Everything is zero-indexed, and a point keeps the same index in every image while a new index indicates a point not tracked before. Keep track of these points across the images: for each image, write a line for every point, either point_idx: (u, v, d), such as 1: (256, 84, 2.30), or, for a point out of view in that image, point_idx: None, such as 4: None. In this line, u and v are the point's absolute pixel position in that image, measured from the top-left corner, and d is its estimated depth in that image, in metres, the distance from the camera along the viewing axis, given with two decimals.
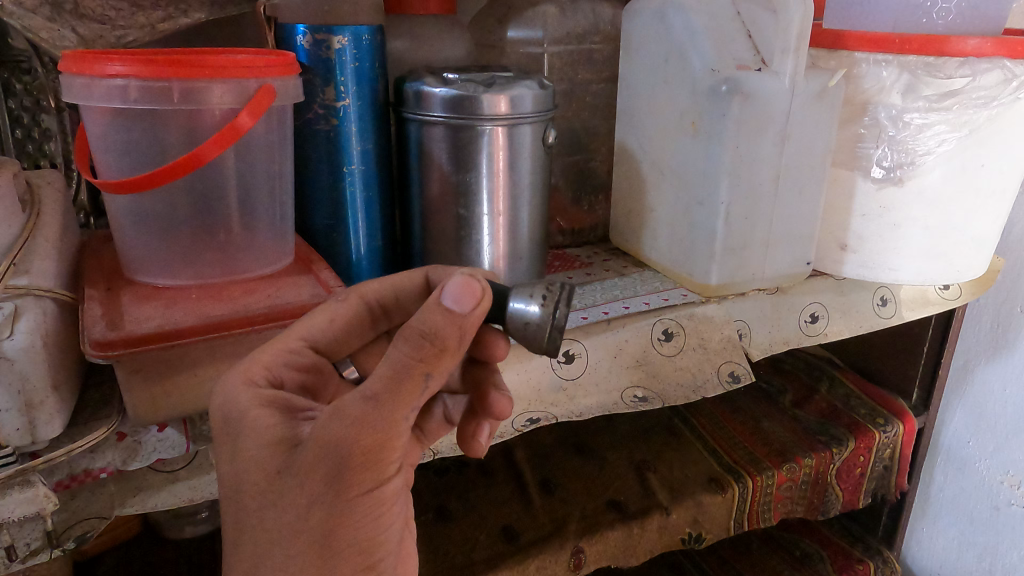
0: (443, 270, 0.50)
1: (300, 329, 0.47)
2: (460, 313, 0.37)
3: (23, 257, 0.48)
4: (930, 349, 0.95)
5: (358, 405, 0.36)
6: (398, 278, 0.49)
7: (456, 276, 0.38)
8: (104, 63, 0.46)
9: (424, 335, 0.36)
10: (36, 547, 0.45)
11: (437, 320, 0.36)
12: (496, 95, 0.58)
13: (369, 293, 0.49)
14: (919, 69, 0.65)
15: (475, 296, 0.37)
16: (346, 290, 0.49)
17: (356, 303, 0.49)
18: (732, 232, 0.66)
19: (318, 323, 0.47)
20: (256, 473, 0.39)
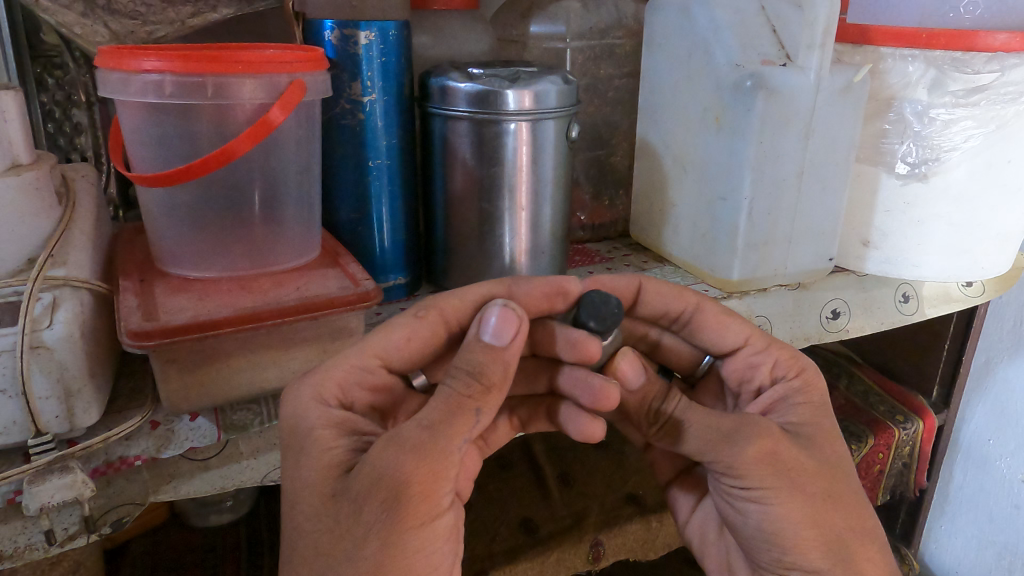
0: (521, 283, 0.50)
1: (375, 348, 0.48)
2: (499, 343, 0.42)
3: (60, 248, 0.50)
4: (951, 346, 0.98)
5: (414, 432, 0.40)
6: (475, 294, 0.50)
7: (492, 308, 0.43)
8: (139, 58, 0.47)
9: (471, 373, 0.41)
10: (72, 531, 0.46)
11: (480, 357, 0.42)
12: (521, 90, 0.58)
13: (447, 310, 0.49)
14: (946, 64, 0.64)
15: (513, 326, 0.42)
16: (424, 306, 0.49)
17: (436, 319, 0.49)
18: (754, 228, 0.66)
19: (396, 341, 0.48)
20: (312, 496, 0.41)
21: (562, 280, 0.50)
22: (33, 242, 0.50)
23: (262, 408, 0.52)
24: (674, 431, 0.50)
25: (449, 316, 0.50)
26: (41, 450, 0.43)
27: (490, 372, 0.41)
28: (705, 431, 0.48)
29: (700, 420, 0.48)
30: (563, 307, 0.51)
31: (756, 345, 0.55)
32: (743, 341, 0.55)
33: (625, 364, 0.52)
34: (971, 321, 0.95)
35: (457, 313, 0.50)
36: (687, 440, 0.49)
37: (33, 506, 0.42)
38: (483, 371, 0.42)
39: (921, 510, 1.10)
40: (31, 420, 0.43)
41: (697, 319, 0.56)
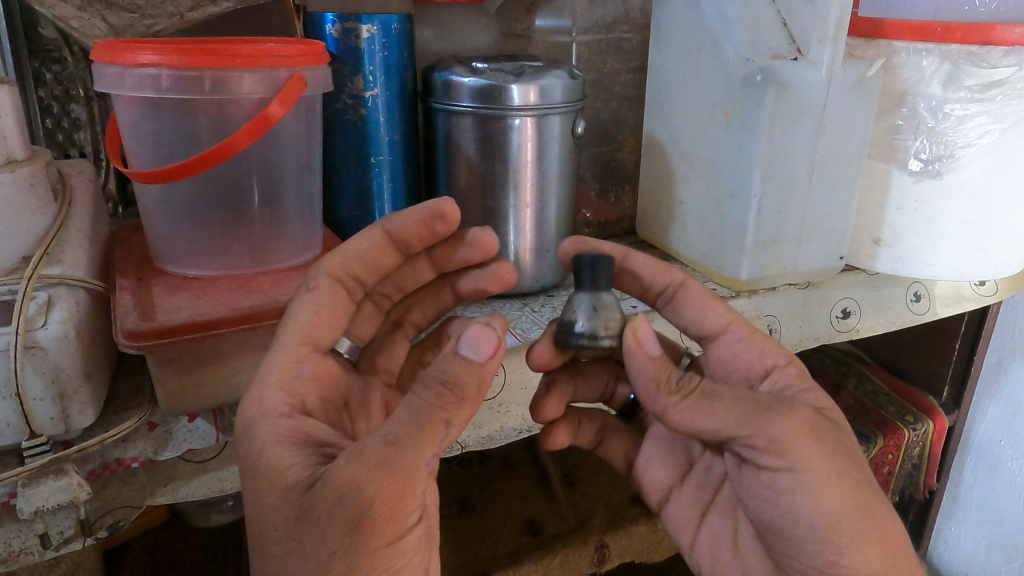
0: (395, 218, 0.49)
1: (296, 335, 0.46)
2: (477, 355, 0.38)
3: (56, 246, 0.49)
4: (962, 345, 0.97)
5: (377, 447, 0.36)
6: (357, 244, 0.49)
7: (473, 322, 0.39)
8: (135, 52, 0.46)
9: (444, 383, 0.38)
10: (69, 535, 0.46)
11: (455, 368, 0.38)
12: (526, 85, 0.57)
13: (336, 269, 0.49)
14: (961, 58, 0.63)
15: (491, 345, 0.38)
16: (312, 276, 0.48)
17: (329, 285, 0.48)
18: (763, 226, 0.64)
19: (310, 319, 0.46)
20: (277, 520, 0.38)
21: (437, 204, 0.48)
22: (30, 240, 0.49)
23: None
24: (699, 405, 0.43)
25: (348, 276, 0.49)
26: (35, 453, 0.42)
27: (468, 380, 0.38)
28: (739, 406, 0.43)
29: (732, 394, 0.43)
30: (443, 230, 0.49)
31: (738, 331, 0.53)
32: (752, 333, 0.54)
33: (642, 326, 0.44)
34: (984, 321, 0.94)
35: (355, 271, 0.49)
36: (711, 417, 0.43)
37: (27, 510, 0.42)
38: (448, 379, 0.38)
39: (930, 511, 1.09)
40: (25, 422, 0.42)
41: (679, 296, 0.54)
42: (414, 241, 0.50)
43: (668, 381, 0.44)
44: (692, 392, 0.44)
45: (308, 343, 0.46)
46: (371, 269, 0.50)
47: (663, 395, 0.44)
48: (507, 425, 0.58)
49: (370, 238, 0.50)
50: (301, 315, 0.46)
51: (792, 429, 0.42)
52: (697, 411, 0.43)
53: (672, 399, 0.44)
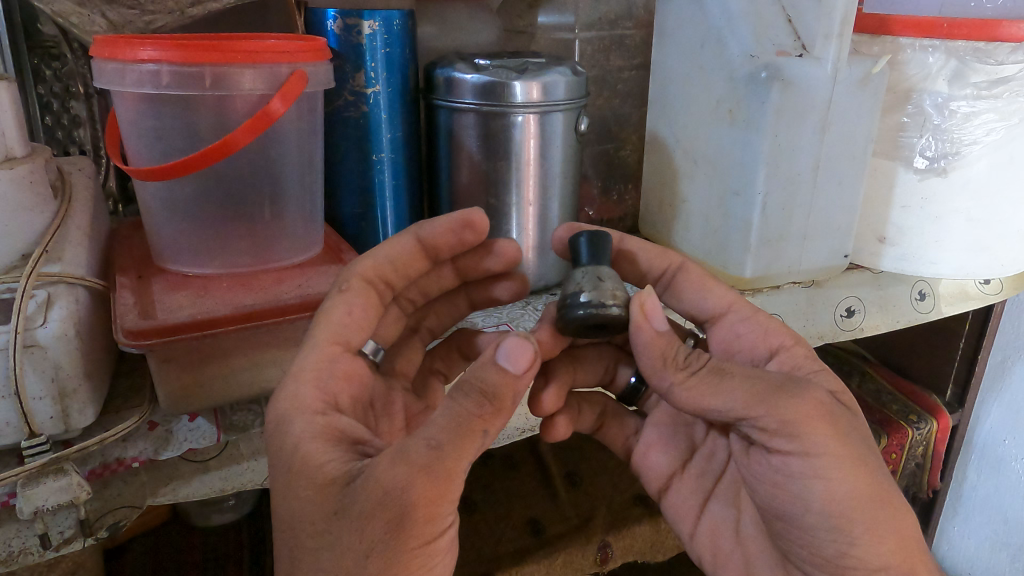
0: (428, 224, 0.50)
1: (330, 334, 0.45)
2: (512, 369, 0.37)
3: (56, 244, 0.48)
4: (966, 344, 0.97)
5: (421, 452, 0.36)
6: (390, 249, 0.50)
7: (512, 334, 0.38)
8: (135, 48, 0.45)
9: (485, 393, 0.37)
10: (69, 535, 0.45)
11: (495, 379, 0.37)
12: (529, 82, 0.57)
13: (370, 272, 0.49)
14: (967, 55, 0.62)
15: (528, 358, 0.37)
16: (344, 279, 0.48)
17: (362, 286, 0.48)
18: (768, 224, 0.64)
19: (340, 319, 0.46)
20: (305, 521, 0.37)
21: (463, 213, 0.49)
22: (28, 237, 0.48)
23: (261, 407, 0.51)
24: (708, 383, 0.43)
25: (379, 281, 0.49)
26: (35, 453, 0.42)
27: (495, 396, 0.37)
28: (752, 384, 0.42)
29: (744, 373, 0.43)
30: (472, 238, 0.50)
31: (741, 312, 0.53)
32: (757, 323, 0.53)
33: (650, 299, 0.43)
34: (988, 319, 0.94)
35: (384, 274, 0.49)
36: (720, 396, 0.42)
37: (27, 509, 0.41)
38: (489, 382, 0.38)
39: (934, 510, 1.09)
40: (24, 421, 0.41)
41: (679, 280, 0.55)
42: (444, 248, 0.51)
43: (676, 358, 0.44)
44: (702, 370, 0.43)
45: (341, 343, 0.46)
46: (402, 273, 0.51)
47: (672, 371, 0.44)
48: (507, 425, 0.58)
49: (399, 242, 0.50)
50: (334, 315, 0.46)
51: (806, 412, 0.42)
52: (705, 388, 0.43)
53: (679, 375, 0.44)
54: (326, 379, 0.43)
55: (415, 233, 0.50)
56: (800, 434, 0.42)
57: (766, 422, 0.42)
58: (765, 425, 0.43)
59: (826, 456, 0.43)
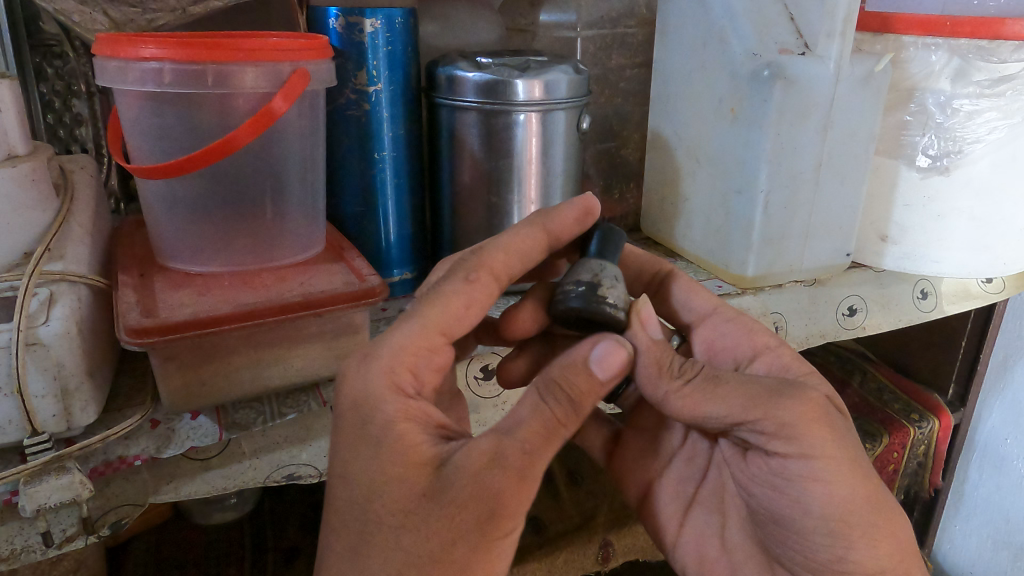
0: (550, 213, 0.47)
1: (437, 322, 0.41)
2: (603, 375, 0.39)
3: (58, 242, 0.48)
4: (968, 342, 0.97)
5: (517, 454, 0.37)
6: (516, 240, 0.45)
7: (607, 337, 0.40)
8: (138, 45, 0.45)
9: (571, 397, 0.38)
10: (71, 533, 0.45)
11: (582, 382, 0.38)
12: (531, 80, 0.56)
13: (497, 266, 0.44)
14: (970, 53, 0.62)
15: (620, 362, 0.39)
16: (473, 268, 0.43)
17: (488, 278, 0.43)
18: (771, 223, 0.64)
19: (455, 310, 0.41)
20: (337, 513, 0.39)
21: (586, 201, 0.47)
22: (30, 236, 0.48)
23: (264, 407, 0.51)
24: (703, 392, 0.42)
25: (501, 273, 0.44)
26: (37, 450, 0.42)
27: (585, 397, 0.39)
28: (751, 391, 0.42)
29: (742, 383, 0.42)
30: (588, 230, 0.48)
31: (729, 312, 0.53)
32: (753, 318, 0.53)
33: (647, 307, 0.44)
34: (991, 318, 0.94)
35: (507, 265, 0.44)
36: (715, 404, 0.42)
37: (29, 507, 0.41)
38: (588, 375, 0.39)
39: (935, 510, 1.09)
40: (27, 420, 0.41)
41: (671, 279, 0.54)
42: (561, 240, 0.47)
43: (672, 368, 0.43)
44: (698, 379, 0.43)
45: (447, 335, 0.42)
46: (525, 266, 0.46)
47: (668, 378, 0.43)
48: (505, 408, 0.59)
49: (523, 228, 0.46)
50: (451, 303, 0.41)
51: (804, 413, 0.42)
52: (700, 398, 0.42)
53: (674, 384, 0.43)
54: (404, 367, 0.39)
55: (543, 224, 0.46)
56: (797, 438, 0.42)
57: (764, 426, 0.42)
58: (762, 430, 0.42)
59: (823, 460, 0.43)
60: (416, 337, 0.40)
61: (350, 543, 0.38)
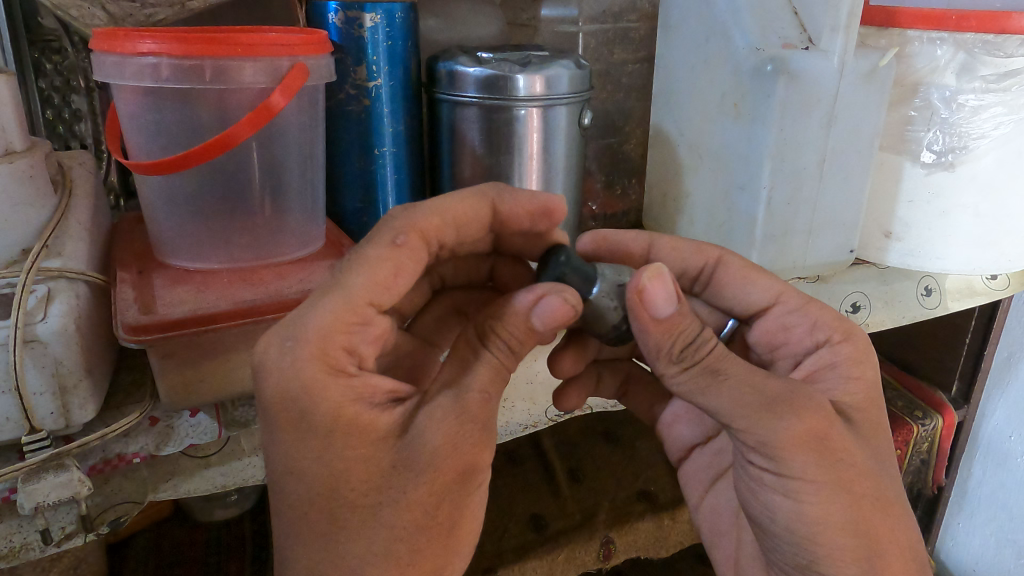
0: (511, 198, 0.47)
1: (368, 290, 0.39)
2: (544, 326, 0.41)
3: (56, 238, 0.48)
4: (972, 339, 0.96)
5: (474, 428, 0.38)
6: (454, 210, 0.46)
7: (644, 271, 0.40)
8: (134, 40, 0.45)
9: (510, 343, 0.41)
10: (70, 530, 0.45)
11: (517, 326, 0.41)
12: (532, 75, 0.56)
13: (427, 229, 0.44)
14: (976, 48, 0.61)
15: (665, 295, 0.40)
16: (401, 230, 0.42)
17: (418, 243, 0.42)
18: (773, 219, 0.63)
19: (385, 278, 0.40)
20: (321, 514, 0.38)
21: (550, 201, 0.47)
22: (27, 232, 0.48)
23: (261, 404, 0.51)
24: (697, 382, 0.42)
25: (428, 235, 0.44)
26: (35, 448, 0.42)
27: (524, 343, 0.42)
28: (739, 396, 0.41)
29: (741, 373, 0.41)
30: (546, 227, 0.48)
31: (789, 303, 0.51)
32: (773, 303, 0.51)
33: (657, 281, 0.40)
34: (995, 315, 0.93)
35: (436, 229, 0.45)
36: (715, 398, 0.41)
37: (28, 505, 0.41)
38: (525, 323, 0.41)
39: (938, 508, 1.08)
40: (25, 416, 0.41)
41: (720, 276, 0.52)
42: (510, 224, 0.48)
43: (671, 352, 0.42)
44: (695, 366, 0.41)
45: (376, 304, 0.40)
46: (458, 232, 0.47)
47: (665, 360, 0.42)
48: (512, 420, 0.60)
49: (468, 196, 0.47)
50: (379, 268, 0.40)
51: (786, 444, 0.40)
52: (696, 387, 0.42)
53: (672, 368, 0.42)
54: (339, 348, 0.38)
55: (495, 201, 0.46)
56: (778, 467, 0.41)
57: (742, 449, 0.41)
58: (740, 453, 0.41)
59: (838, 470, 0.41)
60: (340, 314, 0.38)
61: (341, 535, 0.38)
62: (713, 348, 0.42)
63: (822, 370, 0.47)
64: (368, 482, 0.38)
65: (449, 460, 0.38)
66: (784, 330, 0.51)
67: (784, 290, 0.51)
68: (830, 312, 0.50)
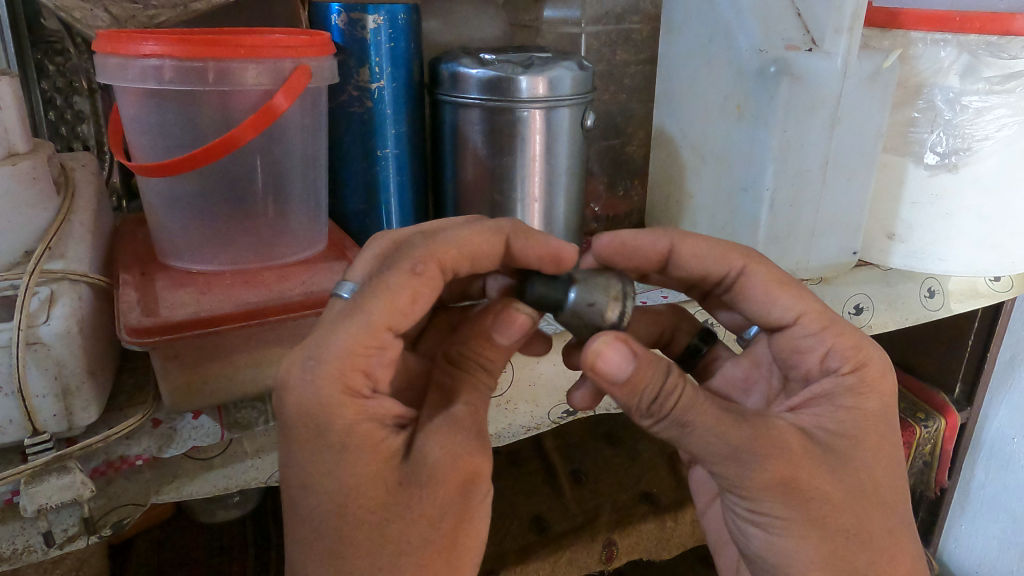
0: (528, 236, 0.45)
1: (386, 311, 0.38)
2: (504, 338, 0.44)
3: (59, 240, 0.48)
4: (975, 341, 0.96)
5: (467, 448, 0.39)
6: (475, 242, 0.43)
7: (596, 343, 0.40)
8: (137, 42, 0.45)
9: (483, 365, 0.44)
10: (72, 533, 0.45)
11: (487, 351, 0.44)
12: (535, 76, 0.56)
13: (446, 260, 0.42)
14: (980, 49, 0.61)
15: (622, 358, 0.40)
16: (421, 259, 0.40)
17: (435, 272, 0.41)
18: (776, 221, 0.63)
19: (401, 306, 0.39)
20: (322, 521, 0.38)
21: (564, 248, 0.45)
22: (30, 233, 0.48)
23: (264, 405, 0.51)
24: (673, 431, 0.41)
25: (446, 266, 0.42)
26: (38, 450, 0.42)
27: (495, 359, 0.44)
28: (709, 441, 0.41)
29: (705, 424, 0.40)
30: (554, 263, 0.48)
31: (807, 326, 0.48)
32: (793, 322, 0.49)
33: (609, 349, 0.40)
34: (998, 317, 0.93)
35: (455, 262, 0.43)
36: (691, 443, 0.41)
37: (31, 507, 0.41)
38: (492, 344, 0.44)
39: (941, 510, 1.08)
40: (28, 419, 0.41)
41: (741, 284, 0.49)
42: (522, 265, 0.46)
43: (642, 407, 0.41)
44: (664, 420, 0.41)
45: (394, 330, 0.39)
46: (474, 265, 0.45)
47: (639, 416, 0.43)
48: (514, 423, 0.60)
49: (487, 229, 0.44)
50: (398, 295, 0.38)
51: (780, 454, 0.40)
52: (671, 434, 0.42)
53: (645, 420, 0.42)
54: (356, 370, 0.37)
55: (511, 238, 0.45)
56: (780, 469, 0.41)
57: (745, 456, 0.41)
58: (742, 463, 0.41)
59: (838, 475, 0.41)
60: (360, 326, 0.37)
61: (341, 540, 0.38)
62: (685, 398, 0.40)
63: (819, 397, 0.46)
64: (370, 486, 0.38)
65: (453, 464, 0.38)
66: (798, 352, 0.49)
67: (805, 311, 0.48)
68: (849, 337, 0.47)
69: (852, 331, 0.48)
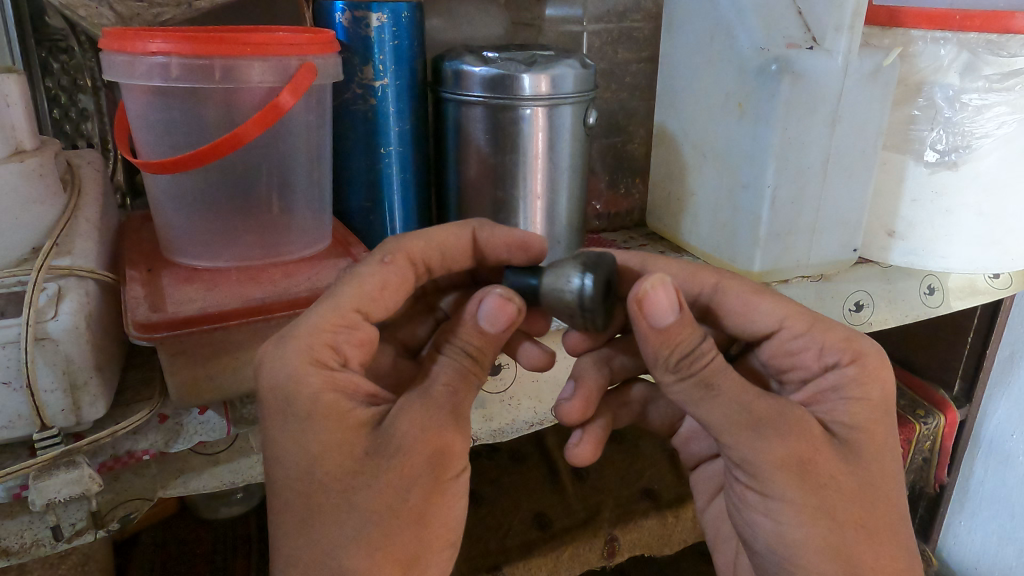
0: (491, 228, 0.49)
1: (354, 299, 0.43)
2: (491, 326, 0.43)
3: (66, 237, 0.48)
4: (975, 338, 0.97)
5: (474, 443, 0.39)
6: (442, 236, 0.49)
7: (650, 280, 0.41)
8: (144, 40, 0.45)
9: (467, 352, 0.42)
10: (80, 527, 0.46)
11: (473, 339, 0.43)
12: (538, 74, 0.56)
13: (414, 252, 0.47)
14: (979, 48, 0.62)
15: (669, 303, 0.41)
16: (390, 251, 0.46)
17: (403, 262, 0.46)
18: (777, 218, 0.63)
19: (370, 291, 0.43)
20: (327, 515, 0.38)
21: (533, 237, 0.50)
22: (37, 229, 0.48)
23: None
24: (693, 394, 0.42)
25: (415, 258, 0.47)
26: (47, 445, 0.42)
27: (482, 347, 0.43)
28: (730, 413, 0.41)
29: (733, 393, 0.41)
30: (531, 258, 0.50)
31: (789, 321, 0.48)
32: (777, 327, 0.49)
33: (659, 290, 0.40)
34: (997, 314, 0.94)
35: (423, 254, 0.48)
36: (706, 412, 0.42)
37: (39, 502, 0.41)
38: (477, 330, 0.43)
39: (940, 507, 1.09)
40: (36, 413, 0.42)
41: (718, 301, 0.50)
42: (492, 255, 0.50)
43: (669, 362, 0.42)
44: (690, 378, 0.42)
45: (361, 312, 0.43)
46: (444, 261, 0.49)
47: (658, 373, 0.43)
48: (517, 418, 0.60)
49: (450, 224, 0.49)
50: (366, 281, 0.44)
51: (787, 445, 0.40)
52: (690, 399, 0.42)
53: (667, 377, 0.42)
54: None
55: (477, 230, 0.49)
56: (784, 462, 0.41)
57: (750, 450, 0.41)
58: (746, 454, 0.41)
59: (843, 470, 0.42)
60: None
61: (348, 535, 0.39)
62: (714, 363, 0.42)
63: (823, 393, 0.46)
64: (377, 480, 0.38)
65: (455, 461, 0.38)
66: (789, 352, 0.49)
67: (784, 307, 0.49)
68: (837, 332, 0.47)
69: (827, 318, 0.48)
